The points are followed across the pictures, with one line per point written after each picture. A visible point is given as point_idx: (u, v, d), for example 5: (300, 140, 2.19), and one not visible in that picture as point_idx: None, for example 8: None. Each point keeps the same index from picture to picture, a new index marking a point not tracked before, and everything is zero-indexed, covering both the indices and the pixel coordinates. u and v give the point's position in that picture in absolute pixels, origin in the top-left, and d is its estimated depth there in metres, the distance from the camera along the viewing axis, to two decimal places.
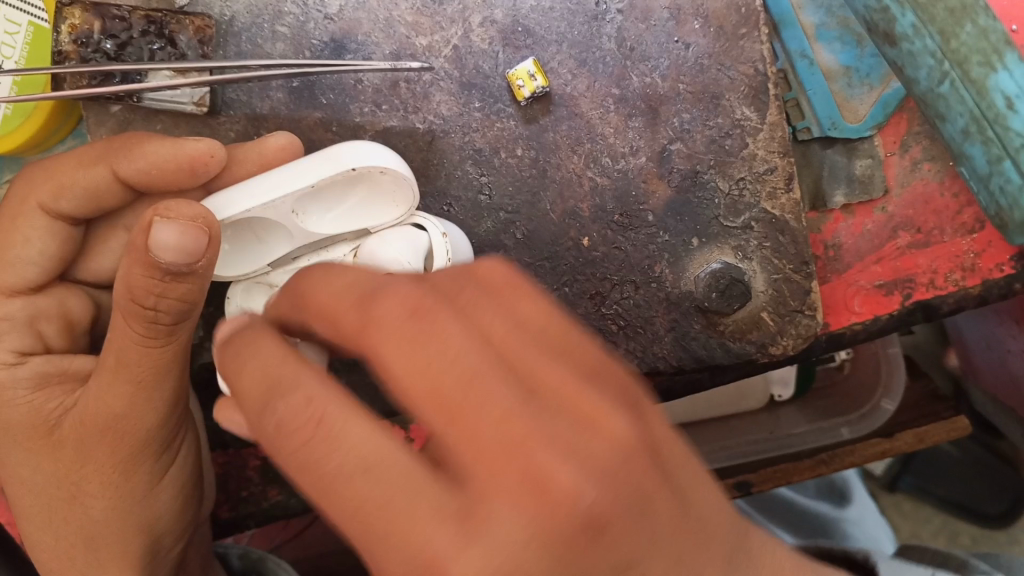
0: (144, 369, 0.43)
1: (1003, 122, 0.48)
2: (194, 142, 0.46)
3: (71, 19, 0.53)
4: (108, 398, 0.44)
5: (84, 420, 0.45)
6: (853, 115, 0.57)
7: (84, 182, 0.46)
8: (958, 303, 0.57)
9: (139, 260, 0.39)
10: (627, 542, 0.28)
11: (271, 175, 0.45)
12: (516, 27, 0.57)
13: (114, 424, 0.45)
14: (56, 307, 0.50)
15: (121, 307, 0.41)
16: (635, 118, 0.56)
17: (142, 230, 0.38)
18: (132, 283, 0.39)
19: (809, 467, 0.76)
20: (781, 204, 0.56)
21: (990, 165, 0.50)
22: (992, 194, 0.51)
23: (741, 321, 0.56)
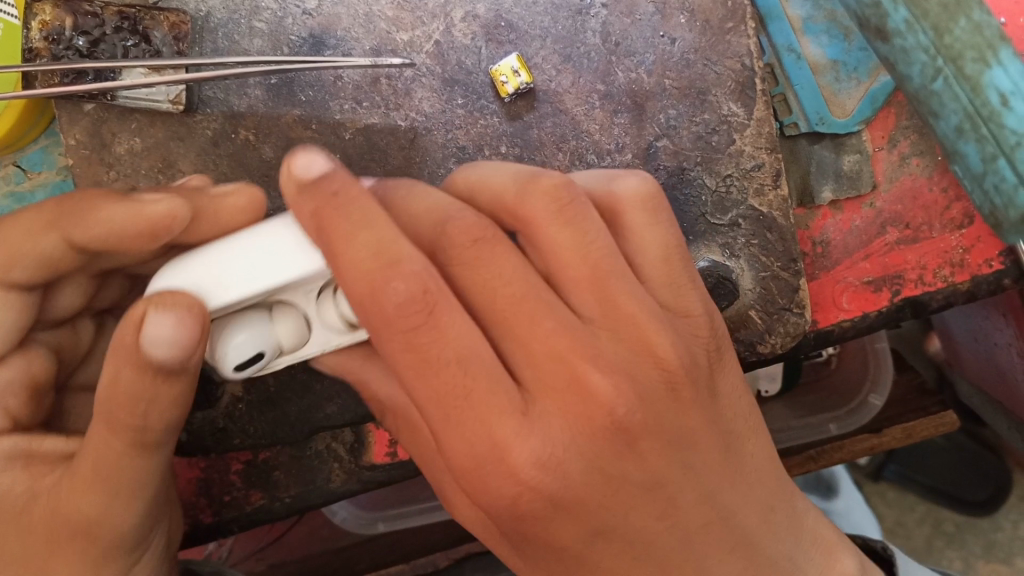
0: (119, 457, 0.40)
1: (997, 119, 0.48)
2: (154, 202, 0.41)
3: (42, 14, 0.52)
4: (80, 503, 0.41)
5: (58, 509, 0.42)
6: (840, 110, 0.56)
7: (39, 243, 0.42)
8: (946, 299, 0.56)
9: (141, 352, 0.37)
10: (651, 459, 0.37)
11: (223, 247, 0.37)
12: (498, 22, 0.56)
13: (95, 517, 0.42)
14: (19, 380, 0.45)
15: (103, 409, 0.39)
16: (621, 114, 0.55)
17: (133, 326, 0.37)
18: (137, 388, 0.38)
19: (798, 463, 0.77)
20: (769, 200, 0.54)
21: (985, 164, 0.49)
22: (987, 192, 0.51)
23: (729, 319, 0.54)
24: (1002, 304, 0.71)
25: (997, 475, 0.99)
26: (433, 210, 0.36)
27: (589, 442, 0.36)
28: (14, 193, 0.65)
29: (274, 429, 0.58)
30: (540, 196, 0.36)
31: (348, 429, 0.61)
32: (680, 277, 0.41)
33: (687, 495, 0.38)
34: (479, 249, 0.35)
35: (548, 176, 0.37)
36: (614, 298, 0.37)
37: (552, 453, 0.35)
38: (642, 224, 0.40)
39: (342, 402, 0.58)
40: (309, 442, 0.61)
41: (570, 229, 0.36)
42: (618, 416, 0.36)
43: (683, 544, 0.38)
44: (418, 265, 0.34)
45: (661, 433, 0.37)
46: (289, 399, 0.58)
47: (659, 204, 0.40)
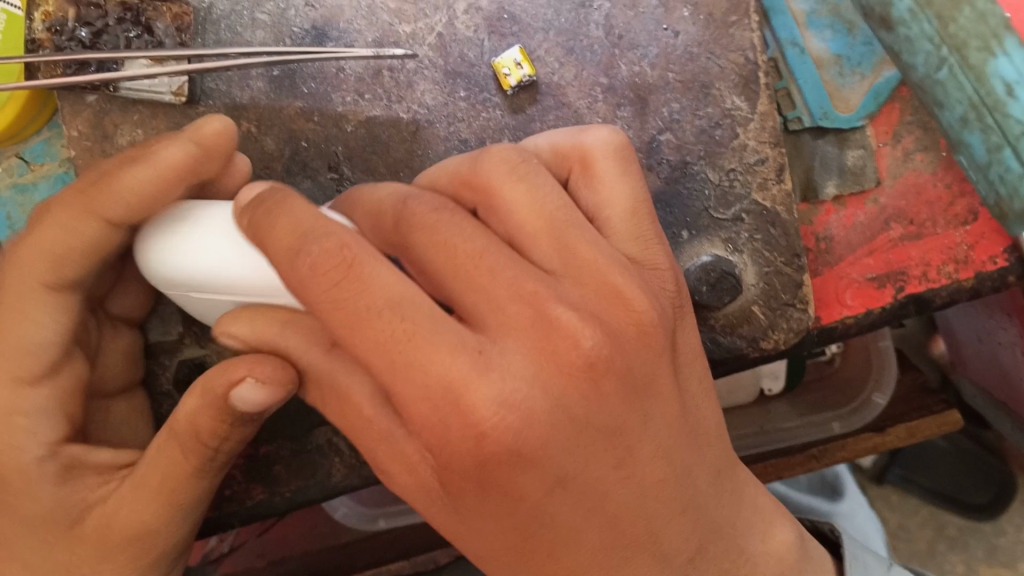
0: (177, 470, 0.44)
1: (1002, 109, 0.47)
2: (162, 151, 0.44)
3: (44, 6, 0.54)
4: (133, 513, 0.45)
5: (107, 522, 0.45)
6: (843, 105, 0.56)
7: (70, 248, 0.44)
8: (951, 296, 0.56)
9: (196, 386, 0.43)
10: (615, 406, 0.37)
11: (204, 223, 0.43)
12: (502, 15, 0.56)
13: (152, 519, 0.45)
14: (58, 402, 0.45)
15: (181, 440, 0.43)
16: (624, 107, 0.55)
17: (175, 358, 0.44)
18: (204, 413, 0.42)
19: (800, 462, 0.74)
20: (772, 195, 0.54)
21: (989, 154, 0.49)
22: (991, 182, 0.50)
23: (732, 314, 0.54)
24: (1008, 303, 0.70)
25: (999, 476, 0.98)
26: (389, 195, 0.40)
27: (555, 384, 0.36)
28: (17, 185, 0.66)
29: None
30: (497, 164, 0.39)
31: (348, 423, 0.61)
32: (647, 231, 0.42)
33: (645, 445, 0.39)
34: (438, 215, 0.38)
35: (498, 151, 0.40)
36: (575, 247, 0.38)
37: (515, 391, 0.35)
38: (611, 176, 0.42)
39: None
40: (309, 436, 0.61)
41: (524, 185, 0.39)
42: (584, 350, 0.36)
43: (637, 500, 0.39)
44: (335, 229, 0.36)
45: (625, 379, 0.38)
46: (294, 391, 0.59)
47: (629, 159, 0.42)
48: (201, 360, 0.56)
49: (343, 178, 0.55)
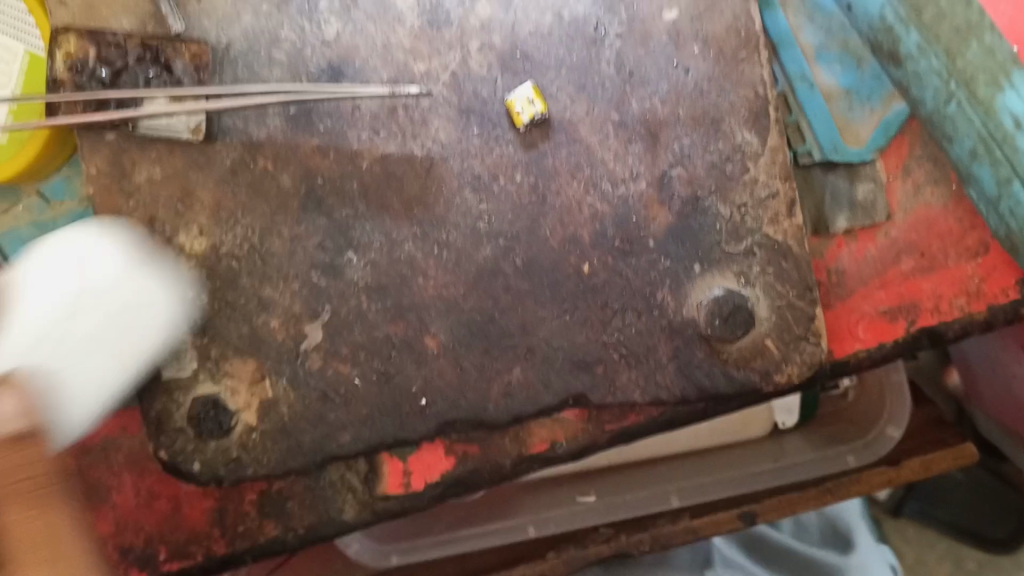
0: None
1: (1011, 142, 0.48)
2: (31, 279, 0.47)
3: (65, 46, 0.55)
4: None
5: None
6: (853, 138, 0.56)
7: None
8: (963, 329, 0.56)
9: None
10: None
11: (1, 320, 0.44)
12: (515, 52, 0.56)
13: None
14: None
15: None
16: (635, 143, 0.55)
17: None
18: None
19: (814, 497, 0.76)
20: (784, 229, 0.54)
21: (1000, 187, 0.49)
22: (1002, 216, 0.50)
23: (745, 348, 0.55)
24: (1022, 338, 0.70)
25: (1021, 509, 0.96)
26: None
27: None
28: (37, 222, 0.69)
29: (287, 460, 0.57)
30: None
31: (362, 460, 0.61)
32: None
33: None
34: None
35: None
36: None
37: None
38: None
39: (357, 430, 0.57)
40: (323, 473, 0.62)
41: None
42: None
43: None
44: None
45: None
46: (304, 429, 0.57)
47: None
48: (214, 397, 0.56)
49: (359, 214, 0.56)
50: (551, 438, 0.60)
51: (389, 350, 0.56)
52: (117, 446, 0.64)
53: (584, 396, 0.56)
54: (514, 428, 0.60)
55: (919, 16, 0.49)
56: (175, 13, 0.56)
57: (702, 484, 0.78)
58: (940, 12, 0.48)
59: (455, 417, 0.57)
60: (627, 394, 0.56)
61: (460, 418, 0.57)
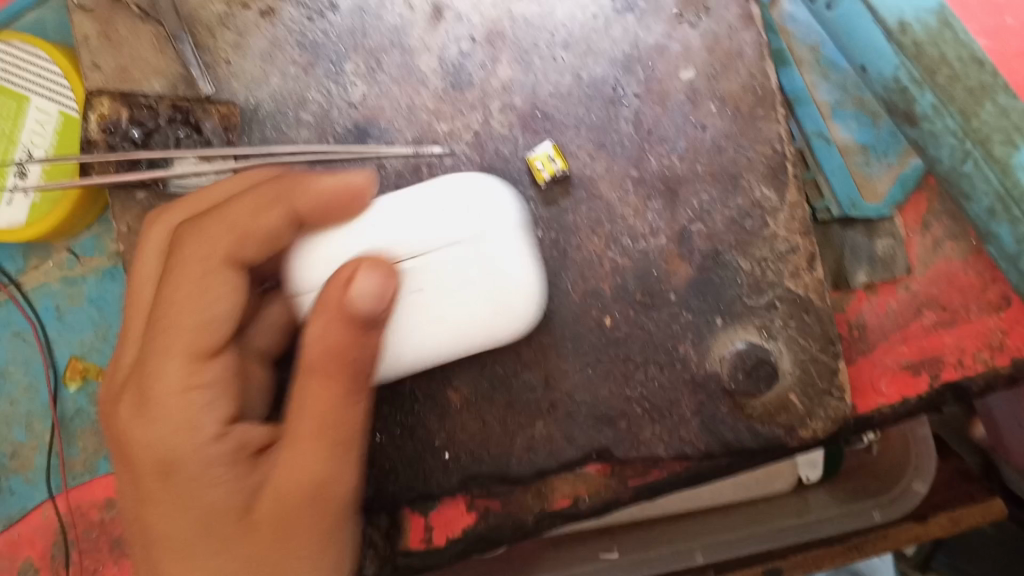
0: (331, 400, 0.44)
1: None
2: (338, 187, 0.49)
3: (100, 108, 0.58)
4: (298, 462, 0.44)
5: (279, 492, 0.44)
6: (872, 193, 0.57)
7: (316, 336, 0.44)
8: (988, 383, 0.54)
9: (333, 327, 0.44)
10: None
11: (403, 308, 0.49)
12: (535, 112, 0.58)
13: (313, 482, 0.44)
14: (171, 394, 0.45)
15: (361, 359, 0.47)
16: (653, 199, 0.56)
17: (353, 347, 0.44)
18: (312, 350, 0.44)
19: (840, 553, 0.74)
20: (805, 282, 0.54)
21: (1019, 245, 0.49)
22: (1022, 274, 0.50)
23: (769, 403, 0.54)
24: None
25: None
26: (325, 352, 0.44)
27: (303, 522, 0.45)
28: (67, 276, 0.72)
29: None
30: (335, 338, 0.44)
31: (384, 515, 0.59)
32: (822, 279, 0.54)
33: None
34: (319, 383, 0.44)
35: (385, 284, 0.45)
36: None
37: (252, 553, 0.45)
38: None
39: (376, 483, 0.57)
40: None
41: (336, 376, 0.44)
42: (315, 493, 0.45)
43: None
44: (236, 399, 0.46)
45: None
46: None
47: None
48: None
49: None
50: (573, 494, 0.59)
51: (410, 404, 0.57)
52: None
53: (606, 452, 0.56)
54: (535, 484, 0.60)
55: (932, 77, 0.49)
56: (204, 75, 0.58)
57: (725, 541, 0.77)
58: (953, 73, 0.49)
59: (479, 471, 0.57)
60: (651, 449, 0.55)
61: (481, 472, 0.57)
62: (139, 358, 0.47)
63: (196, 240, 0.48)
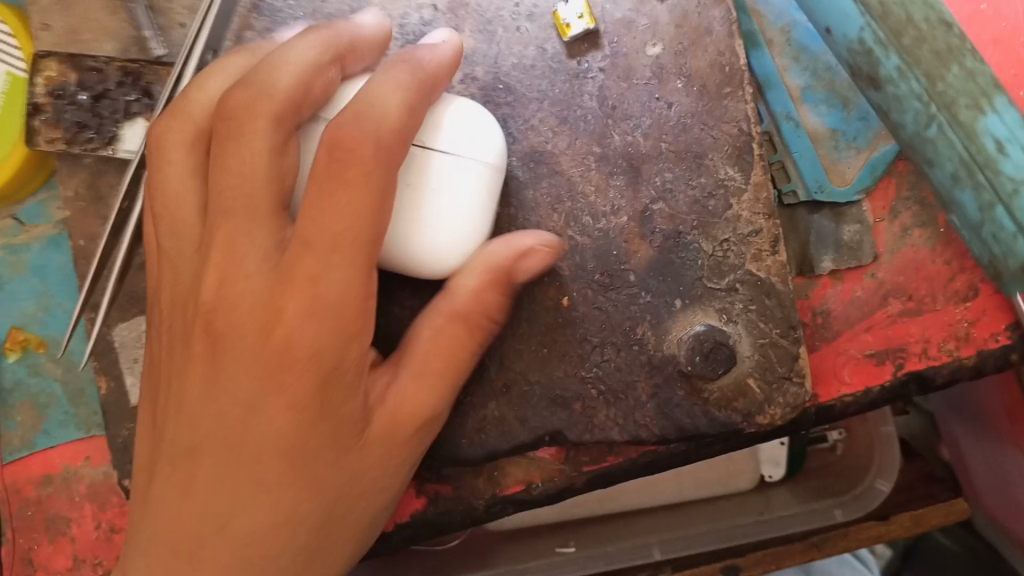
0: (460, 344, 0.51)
1: (993, 166, 0.47)
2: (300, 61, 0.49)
3: (47, 70, 0.60)
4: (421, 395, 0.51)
5: (393, 417, 0.51)
6: (840, 179, 0.54)
7: (463, 286, 0.50)
8: (953, 375, 0.52)
9: (489, 288, 0.50)
10: None
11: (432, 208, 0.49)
12: (497, 85, 0.56)
13: (422, 414, 0.51)
14: (344, 298, 0.47)
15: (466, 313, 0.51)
16: (616, 177, 0.54)
17: (496, 305, 0.51)
18: (465, 298, 0.50)
19: (801, 551, 0.74)
20: (767, 265, 0.52)
21: (982, 212, 0.48)
22: (984, 242, 0.49)
23: (726, 388, 0.52)
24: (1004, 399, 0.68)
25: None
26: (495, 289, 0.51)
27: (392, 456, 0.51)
28: (10, 244, 0.69)
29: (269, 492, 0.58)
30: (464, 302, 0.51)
31: None
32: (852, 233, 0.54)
33: None
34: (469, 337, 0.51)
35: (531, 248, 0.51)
36: None
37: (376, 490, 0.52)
38: None
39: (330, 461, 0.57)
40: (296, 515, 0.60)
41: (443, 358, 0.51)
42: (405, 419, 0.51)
43: None
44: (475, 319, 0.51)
45: None
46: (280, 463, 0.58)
47: None
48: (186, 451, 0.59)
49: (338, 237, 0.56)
50: (526, 480, 0.58)
51: None
52: (81, 477, 0.66)
53: (559, 435, 0.54)
54: (489, 468, 0.58)
55: (898, 39, 0.48)
56: (157, 38, 0.61)
57: (683, 536, 0.75)
58: (919, 36, 0.48)
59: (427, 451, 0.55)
60: (605, 433, 0.53)
61: (434, 454, 0.56)
62: (280, 263, 0.47)
63: (360, 125, 0.47)
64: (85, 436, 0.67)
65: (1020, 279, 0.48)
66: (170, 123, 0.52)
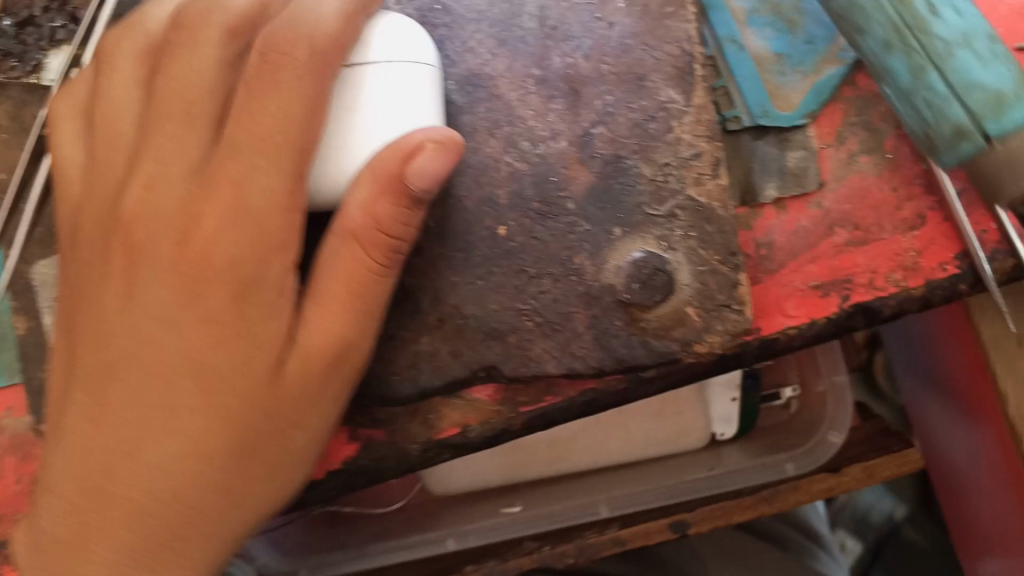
0: (361, 272, 0.47)
1: (924, 28, 0.45)
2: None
3: None
4: (332, 328, 0.47)
5: (306, 353, 0.47)
6: (785, 103, 0.53)
7: (355, 200, 0.46)
8: (900, 307, 0.50)
9: (381, 199, 0.45)
10: None
11: (347, 107, 0.47)
12: (434, 6, 0.55)
13: (333, 348, 0.47)
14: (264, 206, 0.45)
15: (360, 234, 0.46)
16: (556, 100, 0.52)
17: (397, 221, 0.46)
18: (357, 215, 0.46)
19: (752, 507, 0.75)
20: (708, 190, 0.50)
21: (913, 78, 0.45)
22: (916, 113, 0.46)
23: (664, 317, 0.50)
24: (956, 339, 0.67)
25: None
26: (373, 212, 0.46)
27: (309, 396, 0.48)
28: None
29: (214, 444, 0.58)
30: (356, 227, 0.46)
31: None
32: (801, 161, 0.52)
33: None
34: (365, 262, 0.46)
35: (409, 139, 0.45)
36: None
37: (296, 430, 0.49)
38: None
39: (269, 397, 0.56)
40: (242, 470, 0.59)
41: (344, 285, 0.47)
42: (320, 355, 0.47)
43: None
44: (381, 249, 0.46)
45: None
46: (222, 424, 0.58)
47: None
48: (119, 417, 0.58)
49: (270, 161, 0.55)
50: (462, 423, 0.54)
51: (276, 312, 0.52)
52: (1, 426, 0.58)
53: (494, 370, 0.51)
54: (421, 410, 0.55)
55: None
56: None
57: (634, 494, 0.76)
58: None
59: (358, 389, 0.52)
60: (540, 366, 0.51)
61: (365, 393, 0.53)
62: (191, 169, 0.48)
63: (296, 30, 0.46)
64: (5, 383, 0.58)
65: (954, 148, 0.45)
66: (123, 36, 0.51)
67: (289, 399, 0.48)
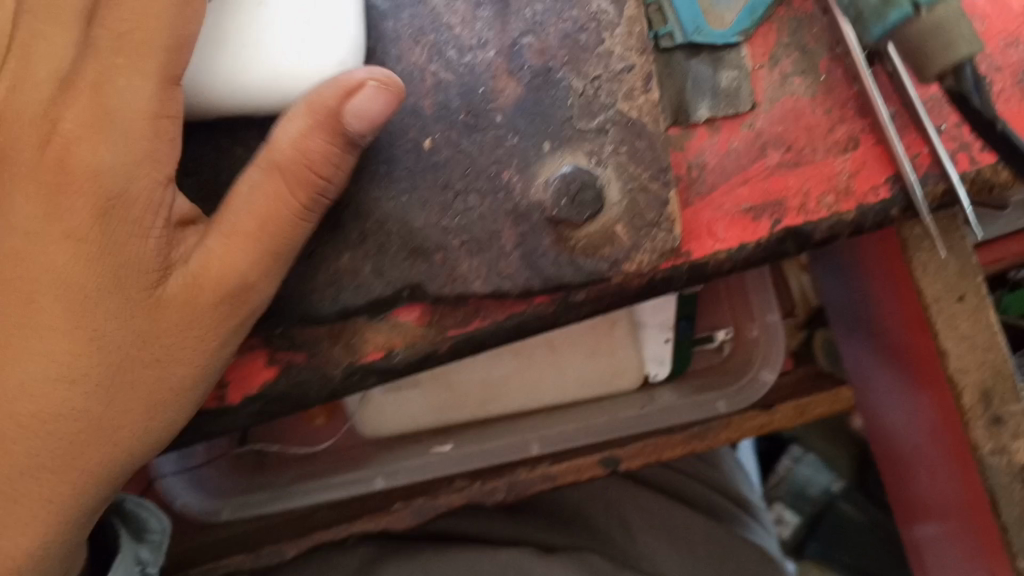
0: (279, 208, 0.45)
1: None
2: None
3: None
4: (236, 259, 0.45)
5: (195, 279, 0.45)
6: (718, 21, 0.52)
7: (282, 132, 0.45)
8: (832, 231, 0.50)
9: (313, 133, 0.44)
10: None
11: (265, 17, 0.45)
12: None
13: (235, 283, 0.45)
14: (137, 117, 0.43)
15: (286, 169, 0.45)
16: (483, 8, 0.51)
17: (325, 159, 0.45)
18: (286, 149, 0.44)
19: (682, 443, 0.80)
20: (638, 105, 0.49)
21: None
22: None
23: (593, 235, 0.48)
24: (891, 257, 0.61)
25: None
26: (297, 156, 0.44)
27: (207, 336, 0.46)
28: None
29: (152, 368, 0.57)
30: (273, 166, 0.45)
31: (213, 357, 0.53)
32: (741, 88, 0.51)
33: None
34: (275, 202, 0.45)
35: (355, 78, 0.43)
36: None
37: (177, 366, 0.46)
38: None
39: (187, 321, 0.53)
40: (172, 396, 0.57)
41: (254, 221, 0.45)
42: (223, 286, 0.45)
43: None
44: (295, 195, 0.45)
45: None
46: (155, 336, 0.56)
47: None
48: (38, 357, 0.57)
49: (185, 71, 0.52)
50: (387, 346, 0.53)
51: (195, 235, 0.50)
52: None
53: (418, 288, 0.50)
54: (343, 333, 0.53)
55: None
56: None
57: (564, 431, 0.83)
58: None
59: (273, 309, 0.51)
60: (466, 285, 0.49)
61: (283, 312, 0.51)
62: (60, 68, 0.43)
63: None
64: None
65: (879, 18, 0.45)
66: None
67: (178, 326, 0.46)
